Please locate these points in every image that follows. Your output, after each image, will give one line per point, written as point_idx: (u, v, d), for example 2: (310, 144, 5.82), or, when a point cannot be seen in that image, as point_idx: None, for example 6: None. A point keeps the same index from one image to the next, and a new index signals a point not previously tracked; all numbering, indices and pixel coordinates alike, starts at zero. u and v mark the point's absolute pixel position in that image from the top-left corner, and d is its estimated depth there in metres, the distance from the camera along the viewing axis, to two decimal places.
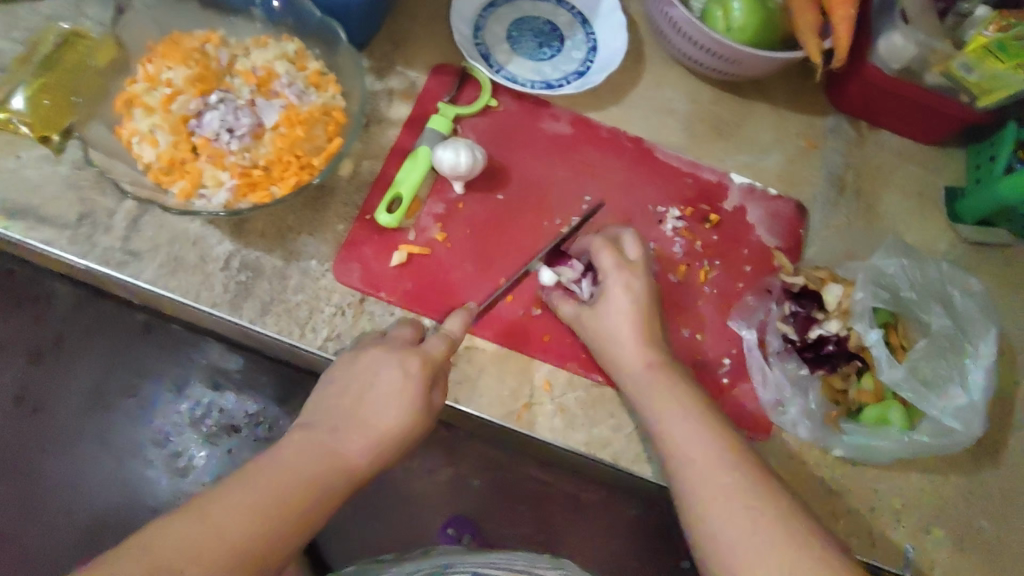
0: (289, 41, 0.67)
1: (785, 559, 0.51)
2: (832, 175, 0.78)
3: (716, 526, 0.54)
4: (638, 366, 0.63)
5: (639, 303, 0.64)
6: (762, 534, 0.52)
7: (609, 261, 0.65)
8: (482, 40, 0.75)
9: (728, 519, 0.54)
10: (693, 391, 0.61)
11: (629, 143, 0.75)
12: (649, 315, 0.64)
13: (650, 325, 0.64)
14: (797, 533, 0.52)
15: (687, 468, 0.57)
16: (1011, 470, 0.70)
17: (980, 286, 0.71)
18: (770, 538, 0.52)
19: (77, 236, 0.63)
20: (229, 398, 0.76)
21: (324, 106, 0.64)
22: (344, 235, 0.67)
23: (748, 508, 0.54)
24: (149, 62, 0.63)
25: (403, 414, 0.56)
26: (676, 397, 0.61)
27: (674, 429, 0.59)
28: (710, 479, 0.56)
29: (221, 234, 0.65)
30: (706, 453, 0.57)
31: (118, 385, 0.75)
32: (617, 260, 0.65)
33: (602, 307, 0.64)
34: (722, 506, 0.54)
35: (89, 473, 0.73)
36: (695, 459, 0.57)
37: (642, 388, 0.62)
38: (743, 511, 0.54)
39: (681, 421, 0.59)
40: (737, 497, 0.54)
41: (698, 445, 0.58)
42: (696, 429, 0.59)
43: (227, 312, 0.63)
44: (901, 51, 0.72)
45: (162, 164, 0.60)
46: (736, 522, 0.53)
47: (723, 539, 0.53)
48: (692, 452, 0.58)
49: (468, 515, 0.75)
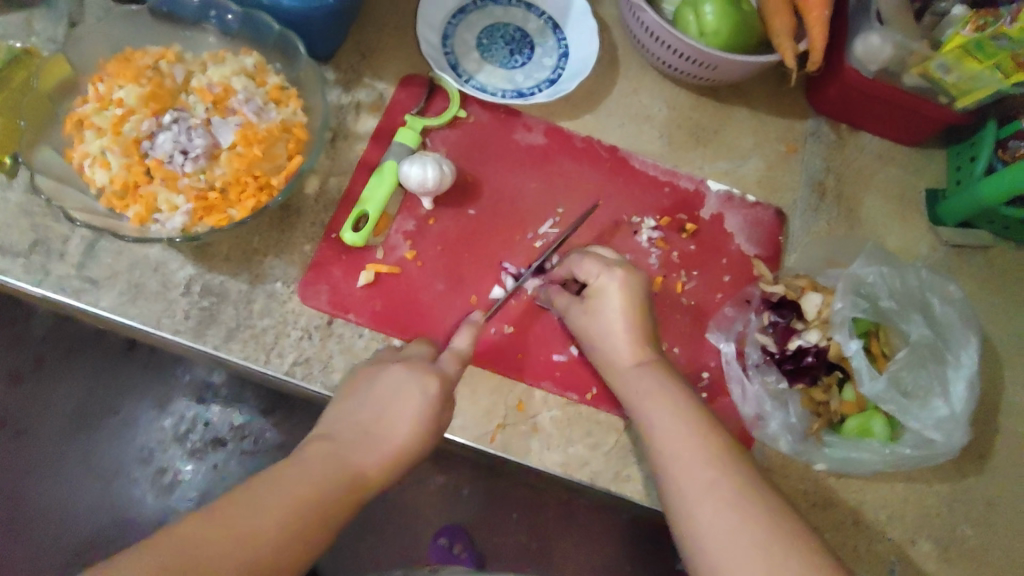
0: (247, 55, 0.65)
1: (772, 561, 0.49)
2: (812, 180, 0.76)
3: (702, 528, 0.51)
4: (623, 376, 0.61)
5: (629, 304, 0.62)
6: (749, 535, 0.50)
7: (594, 266, 0.64)
8: (451, 48, 0.73)
9: (714, 520, 0.51)
10: (680, 391, 0.59)
11: (605, 152, 0.73)
12: (637, 323, 0.62)
13: (639, 335, 0.62)
14: (787, 535, 0.50)
15: (673, 472, 0.55)
16: (997, 477, 0.69)
17: (960, 293, 0.69)
18: (757, 539, 0.50)
19: (31, 264, 0.61)
20: (215, 411, 0.83)
21: (283, 123, 0.63)
22: (311, 256, 0.65)
23: (735, 509, 0.51)
24: (100, 81, 0.61)
25: (384, 428, 0.54)
26: (662, 397, 0.58)
27: (660, 432, 0.57)
28: (697, 481, 0.53)
29: (183, 258, 0.63)
30: (693, 454, 0.55)
31: (100, 405, 0.82)
32: (604, 263, 0.63)
33: (584, 318, 0.63)
34: (708, 507, 0.52)
35: (76, 494, 0.80)
36: (683, 461, 0.55)
37: (628, 391, 0.61)
38: (733, 510, 0.51)
39: (668, 423, 0.57)
40: (722, 500, 0.52)
41: (685, 447, 0.55)
42: (684, 429, 0.56)
43: (190, 338, 0.61)
44: (877, 51, 0.70)
45: (116, 188, 0.59)
46: (722, 522, 0.51)
47: (711, 539, 0.51)
48: (679, 454, 0.55)
49: (459, 526, 0.85)
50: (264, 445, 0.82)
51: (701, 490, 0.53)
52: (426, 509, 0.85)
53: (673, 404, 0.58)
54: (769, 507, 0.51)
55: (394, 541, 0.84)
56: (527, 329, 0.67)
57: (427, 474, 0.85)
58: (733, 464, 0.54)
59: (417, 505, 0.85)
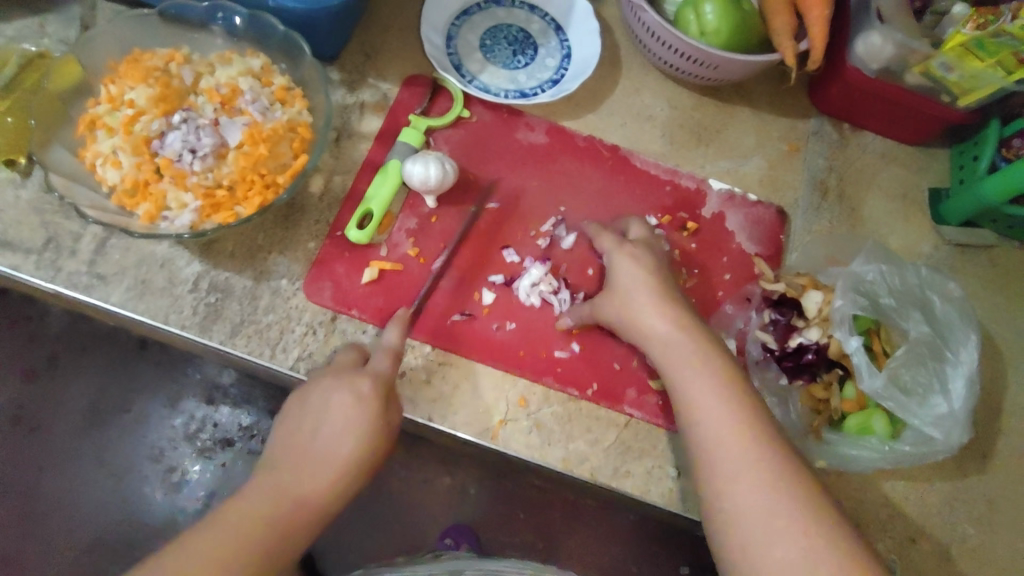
0: (253, 57, 0.66)
1: (807, 546, 0.50)
2: (814, 179, 0.77)
3: (736, 506, 0.52)
4: (657, 342, 0.61)
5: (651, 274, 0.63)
6: (785, 507, 0.51)
7: (609, 242, 0.66)
8: (455, 49, 0.74)
9: (752, 498, 0.52)
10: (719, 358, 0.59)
11: (606, 152, 0.74)
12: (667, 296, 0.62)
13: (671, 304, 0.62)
14: (819, 512, 0.51)
15: (711, 443, 0.55)
16: (1000, 476, 0.68)
17: (960, 292, 0.69)
18: (794, 526, 0.50)
19: (43, 261, 0.63)
20: (224, 411, 0.83)
21: (289, 122, 0.64)
22: (315, 252, 0.66)
23: (774, 487, 0.52)
24: (111, 83, 0.62)
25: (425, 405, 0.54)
26: (706, 368, 0.58)
27: (698, 405, 0.57)
28: (736, 459, 0.54)
29: (190, 255, 0.64)
30: (733, 430, 0.55)
31: (113, 403, 0.82)
32: (617, 240, 0.66)
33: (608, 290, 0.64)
34: (741, 479, 0.53)
35: (87, 490, 0.81)
36: (723, 432, 0.55)
37: (661, 350, 0.60)
38: (777, 490, 0.52)
39: (710, 394, 0.57)
40: (759, 482, 0.52)
41: (726, 421, 0.55)
42: (723, 402, 0.56)
43: (196, 334, 0.62)
44: (878, 51, 0.71)
45: (127, 186, 0.60)
46: (758, 502, 0.52)
47: (744, 517, 0.52)
48: (718, 428, 0.55)
49: (468, 526, 0.83)
50: None
51: (744, 466, 0.53)
52: (432, 506, 0.84)
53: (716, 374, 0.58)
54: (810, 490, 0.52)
55: (399, 539, 0.83)
56: (528, 325, 0.67)
57: (434, 473, 0.85)
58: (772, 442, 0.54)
59: (424, 504, 0.84)
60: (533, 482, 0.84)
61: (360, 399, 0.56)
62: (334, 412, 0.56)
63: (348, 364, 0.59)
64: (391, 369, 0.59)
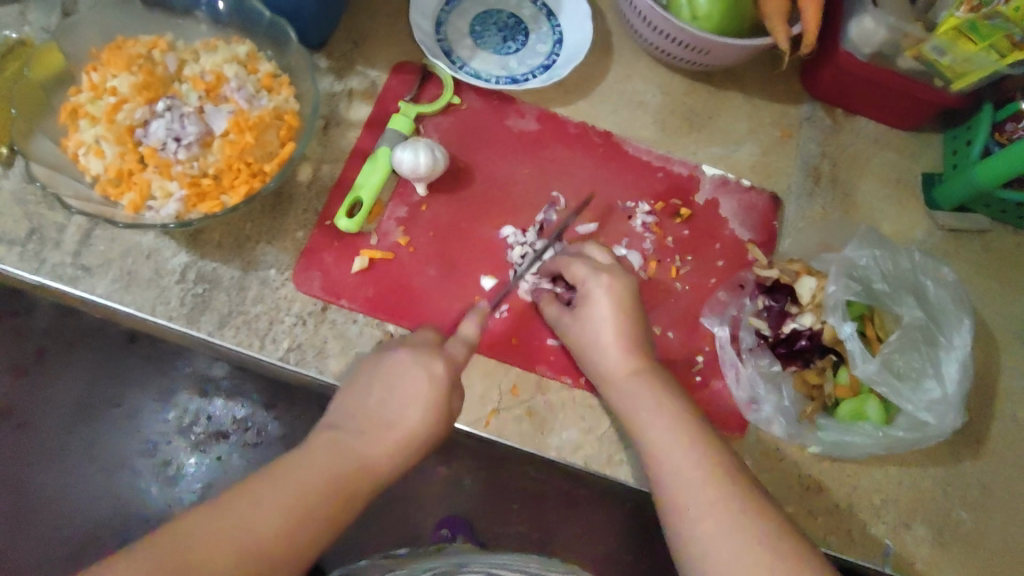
0: (239, 43, 0.65)
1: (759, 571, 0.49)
2: (807, 165, 0.76)
3: (696, 533, 0.52)
4: (621, 374, 0.60)
5: (618, 310, 0.61)
6: (739, 531, 0.51)
7: (583, 270, 0.63)
8: (445, 35, 0.73)
9: (709, 523, 0.52)
10: (685, 410, 0.58)
11: (598, 139, 0.73)
12: (627, 330, 0.61)
13: (631, 334, 0.61)
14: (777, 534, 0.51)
15: (677, 494, 0.54)
16: (992, 461, 0.68)
17: (953, 276, 0.69)
18: (746, 547, 0.51)
19: (26, 252, 0.62)
20: (218, 404, 0.79)
21: (276, 110, 0.63)
22: (304, 242, 0.65)
23: (745, 549, 0.50)
24: (93, 70, 0.61)
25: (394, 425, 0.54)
26: (670, 423, 0.57)
27: (664, 462, 0.56)
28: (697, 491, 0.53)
29: (177, 246, 0.63)
30: (697, 480, 0.54)
31: (104, 397, 0.79)
32: (592, 267, 0.63)
33: (583, 314, 0.62)
34: (700, 506, 0.53)
35: (79, 486, 0.77)
36: (690, 492, 0.53)
37: (628, 401, 0.59)
38: (745, 551, 0.50)
39: (677, 443, 0.56)
40: (722, 510, 0.52)
41: (695, 478, 0.54)
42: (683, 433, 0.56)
43: (184, 325, 0.62)
44: (871, 35, 0.70)
45: (111, 176, 0.59)
46: (718, 530, 0.51)
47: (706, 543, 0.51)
48: (677, 455, 0.55)
49: (461, 516, 0.79)
50: (267, 438, 0.79)
51: (710, 529, 0.52)
52: (426, 498, 0.81)
53: (681, 429, 0.57)
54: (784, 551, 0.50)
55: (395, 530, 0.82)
56: (520, 314, 0.67)
57: (429, 465, 0.80)
58: (742, 499, 0.52)
59: (418, 495, 0.80)
60: (528, 471, 0.79)
61: (428, 383, 0.56)
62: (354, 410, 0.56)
63: (425, 344, 0.59)
64: (464, 357, 0.59)
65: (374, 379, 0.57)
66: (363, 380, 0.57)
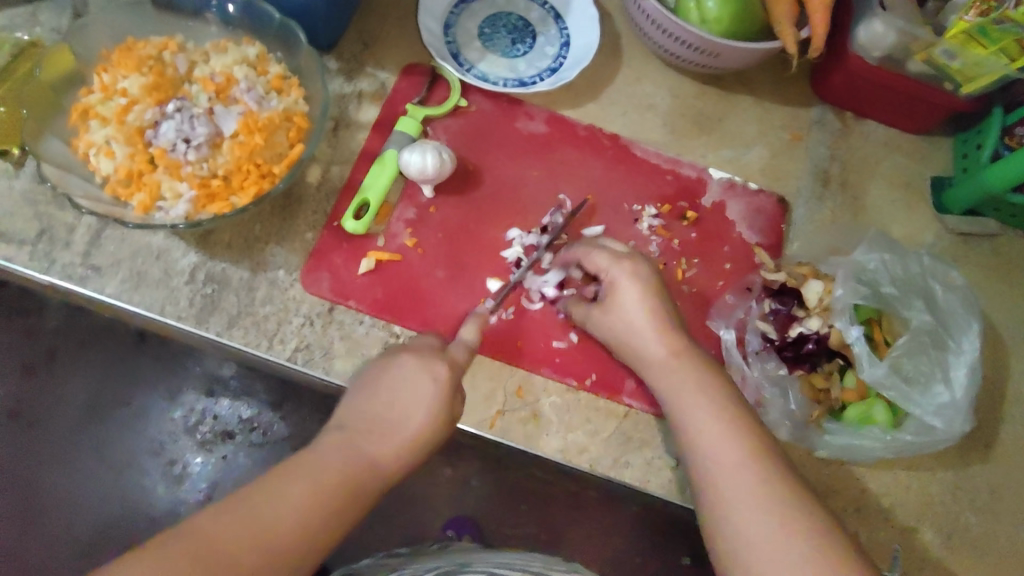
0: (249, 45, 0.65)
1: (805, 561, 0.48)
2: (816, 168, 0.76)
3: (735, 523, 0.51)
4: (661, 356, 0.60)
5: (644, 296, 0.61)
6: (781, 520, 0.50)
7: (604, 259, 0.63)
8: (453, 38, 0.73)
9: (748, 512, 0.51)
10: (730, 403, 0.57)
11: (607, 141, 0.73)
12: (656, 313, 0.61)
13: (659, 317, 0.61)
14: (819, 525, 0.50)
15: (714, 483, 0.53)
16: (1001, 465, 0.68)
17: (962, 280, 0.69)
18: (792, 537, 0.49)
19: (36, 252, 0.62)
20: (224, 404, 0.79)
21: (285, 112, 0.63)
22: (312, 243, 0.65)
23: (793, 547, 0.49)
24: (104, 71, 0.62)
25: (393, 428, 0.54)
26: (713, 416, 0.56)
27: (702, 454, 0.55)
28: (736, 479, 0.52)
29: (186, 246, 0.64)
30: (734, 469, 0.53)
31: (113, 397, 0.79)
32: (613, 256, 0.63)
33: (606, 307, 0.63)
34: (738, 495, 0.52)
35: (87, 486, 0.78)
36: (735, 487, 0.52)
37: (665, 386, 0.59)
38: (796, 551, 0.49)
39: (712, 427, 0.55)
40: (759, 498, 0.51)
41: (730, 462, 0.53)
42: (720, 418, 0.56)
43: (193, 325, 0.62)
44: (881, 38, 0.70)
45: (120, 176, 0.59)
46: (758, 519, 0.50)
47: (745, 534, 0.50)
48: (712, 441, 0.55)
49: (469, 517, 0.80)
50: (271, 437, 0.79)
51: (755, 525, 0.50)
52: (434, 499, 0.80)
53: (726, 421, 0.55)
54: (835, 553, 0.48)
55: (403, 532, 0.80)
56: (527, 315, 0.67)
57: (436, 466, 0.80)
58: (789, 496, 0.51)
59: (425, 497, 0.80)
60: (535, 472, 0.79)
61: (432, 386, 0.56)
62: (386, 394, 0.56)
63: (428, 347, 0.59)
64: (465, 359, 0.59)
65: (384, 382, 0.56)
66: (376, 375, 0.57)
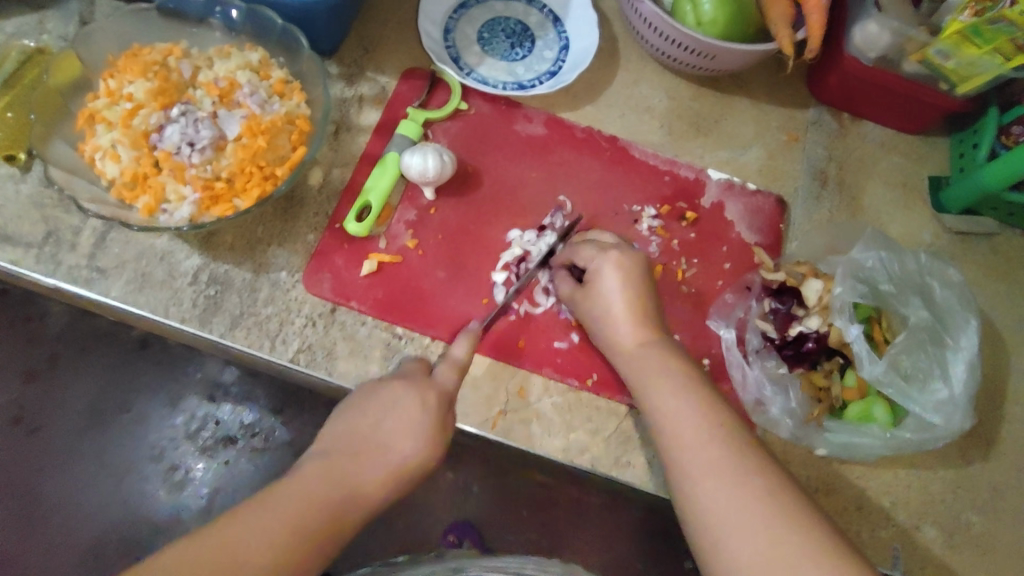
0: (252, 50, 0.66)
1: (775, 536, 0.48)
2: (814, 168, 0.76)
3: (702, 501, 0.51)
4: (636, 346, 0.60)
5: (630, 291, 0.62)
6: (748, 491, 0.50)
7: (591, 250, 0.64)
8: (452, 42, 0.74)
9: (714, 489, 0.51)
10: (695, 383, 0.57)
11: (605, 143, 0.74)
12: (639, 306, 0.61)
13: (647, 314, 0.62)
14: (785, 500, 0.49)
15: (683, 459, 0.53)
16: (1002, 463, 0.68)
17: (960, 278, 0.69)
18: (763, 518, 0.48)
19: (43, 254, 0.63)
20: (226, 409, 0.79)
21: (287, 115, 0.64)
22: (314, 245, 0.66)
23: (757, 524, 0.48)
24: (110, 77, 0.63)
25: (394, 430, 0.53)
26: (682, 402, 0.55)
27: (669, 426, 0.55)
28: (700, 457, 0.52)
29: (189, 248, 0.65)
30: (701, 448, 0.53)
31: (115, 403, 0.79)
32: (599, 248, 0.64)
33: (594, 307, 0.63)
34: (705, 473, 0.51)
35: (90, 493, 0.77)
36: (699, 463, 0.52)
37: (636, 375, 0.59)
38: (762, 536, 0.48)
39: (677, 405, 0.55)
40: (727, 479, 0.51)
41: (692, 435, 0.53)
42: (686, 402, 0.55)
43: (197, 327, 0.62)
44: (876, 38, 0.70)
45: (126, 179, 0.60)
46: (726, 497, 0.50)
47: (711, 508, 0.50)
48: (678, 422, 0.55)
49: (469, 524, 0.79)
50: (274, 442, 0.79)
51: (732, 515, 0.49)
52: (435, 505, 0.80)
53: (693, 400, 0.55)
54: (817, 540, 0.47)
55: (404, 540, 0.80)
56: (529, 316, 0.67)
57: (436, 471, 0.80)
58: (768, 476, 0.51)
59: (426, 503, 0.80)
60: (534, 478, 0.79)
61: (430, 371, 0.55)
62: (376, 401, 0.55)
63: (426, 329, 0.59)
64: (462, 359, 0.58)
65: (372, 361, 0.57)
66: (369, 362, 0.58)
